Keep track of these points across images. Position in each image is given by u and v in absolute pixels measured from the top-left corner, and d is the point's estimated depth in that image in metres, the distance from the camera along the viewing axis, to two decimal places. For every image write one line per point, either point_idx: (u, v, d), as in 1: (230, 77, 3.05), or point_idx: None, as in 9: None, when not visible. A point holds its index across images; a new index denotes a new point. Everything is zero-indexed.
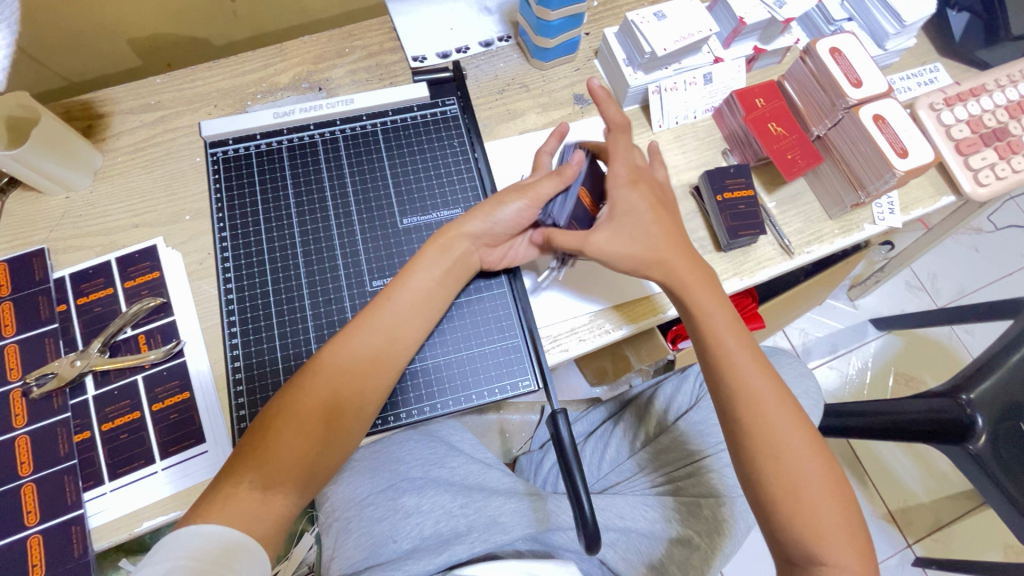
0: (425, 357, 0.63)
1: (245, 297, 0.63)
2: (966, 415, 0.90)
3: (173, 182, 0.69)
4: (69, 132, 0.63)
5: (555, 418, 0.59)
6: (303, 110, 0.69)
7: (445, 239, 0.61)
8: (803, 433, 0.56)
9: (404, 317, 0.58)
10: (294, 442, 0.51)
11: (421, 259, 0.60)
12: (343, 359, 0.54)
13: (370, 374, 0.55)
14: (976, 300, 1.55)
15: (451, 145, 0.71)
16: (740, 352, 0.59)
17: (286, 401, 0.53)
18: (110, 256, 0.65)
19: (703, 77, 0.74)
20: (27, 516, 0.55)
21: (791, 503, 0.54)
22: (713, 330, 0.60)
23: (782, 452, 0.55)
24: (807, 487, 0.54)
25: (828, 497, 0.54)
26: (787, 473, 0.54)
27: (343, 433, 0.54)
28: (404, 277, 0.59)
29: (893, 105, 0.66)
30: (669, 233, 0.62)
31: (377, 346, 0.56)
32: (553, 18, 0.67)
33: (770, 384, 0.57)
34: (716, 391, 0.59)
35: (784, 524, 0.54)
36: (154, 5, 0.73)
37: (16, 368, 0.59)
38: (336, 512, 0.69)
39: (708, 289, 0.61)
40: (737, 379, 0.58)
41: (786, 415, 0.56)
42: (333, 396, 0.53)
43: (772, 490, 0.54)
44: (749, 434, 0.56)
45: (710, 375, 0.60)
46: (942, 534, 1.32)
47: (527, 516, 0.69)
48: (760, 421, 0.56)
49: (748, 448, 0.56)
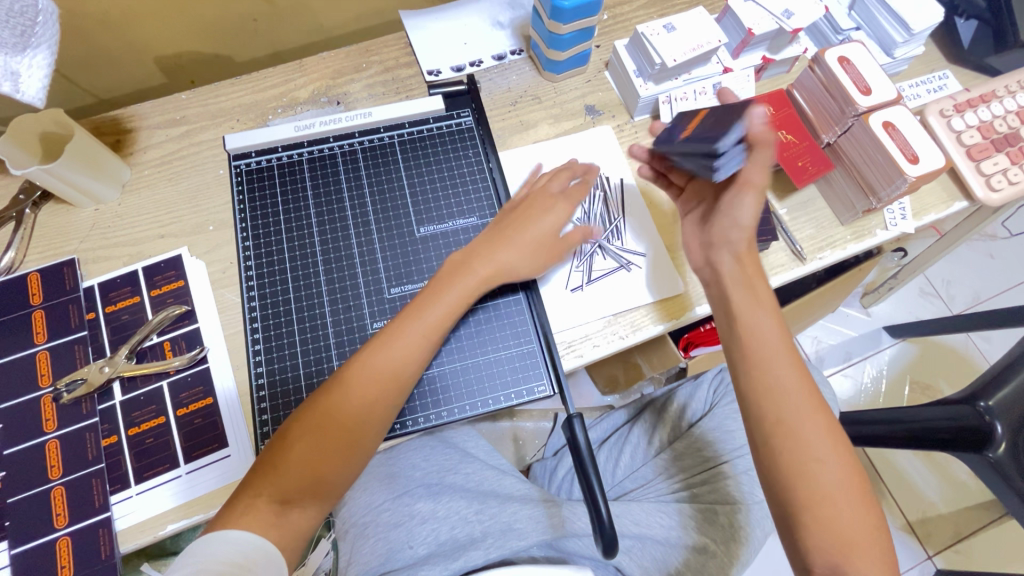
0: (440, 363, 0.63)
1: (267, 305, 0.65)
2: (985, 424, 0.90)
3: (197, 193, 0.71)
4: (99, 147, 0.66)
5: (571, 422, 0.58)
6: (323, 123, 0.71)
7: (484, 260, 0.62)
8: (835, 443, 0.53)
9: (430, 332, 0.58)
10: (313, 453, 0.52)
11: (448, 287, 0.60)
12: (365, 372, 0.55)
13: (392, 389, 0.56)
14: (992, 306, 1.53)
15: (467, 155, 0.73)
16: (778, 355, 0.56)
17: (307, 414, 0.54)
18: (137, 265, 0.67)
19: (712, 87, 0.75)
20: (56, 518, 0.57)
21: (820, 512, 0.51)
22: (748, 328, 0.57)
23: (814, 462, 0.52)
24: (835, 497, 0.52)
25: (857, 508, 0.52)
26: (816, 482, 0.52)
27: (361, 445, 0.55)
28: (439, 293, 0.60)
29: (903, 111, 0.66)
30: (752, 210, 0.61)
31: (400, 361, 0.56)
32: (564, 31, 0.69)
33: (804, 392, 0.54)
34: (750, 393, 0.56)
35: (807, 534, 0.51)
36: (180, 24, 0.76)
37: (47, 374, 0.61)
38: (354, 517, 0.71)
39: (750, 292, 0.59)
40: (773, 385, 0.55)
41: (822, 427, 0.53)
42: (353, 409, 0.54)
43: (799, 499, 0.52)
44: (782, 447, 0.53)
45: (740, 377, 0.57)
46: (964, 546, 1.30)
47: (542, 522, 0.70)
48: (789, 428, 0.53)
49: (779, 456, 0.53)
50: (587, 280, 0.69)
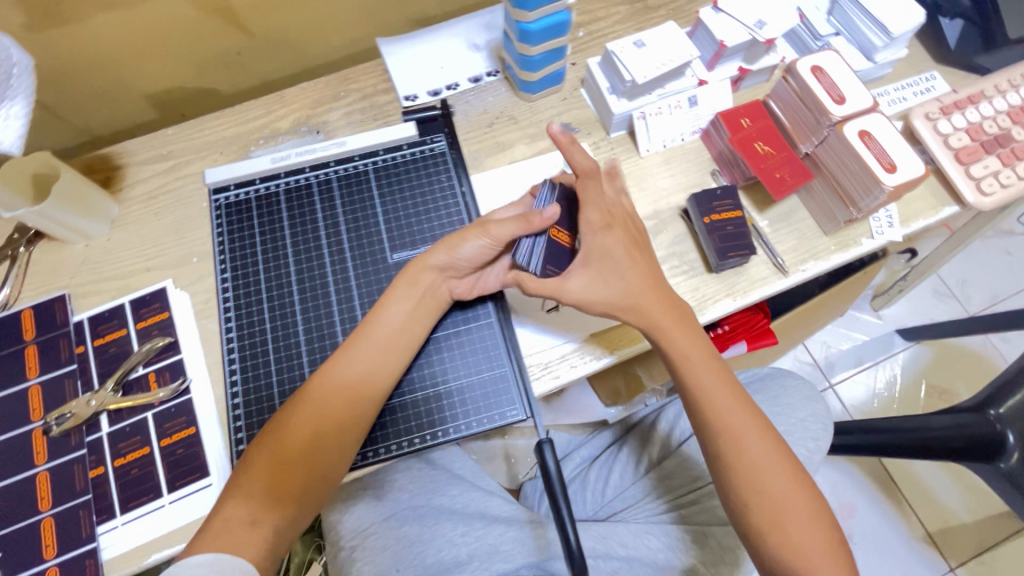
0: (404, 392, 0.64)
1: (244, 335, 0.66)
2: (996, 432, 0.87)
3: (182, 226, 0.73)
4: (86, 185, 0.68)
5: (542, 448, 0.58)
6: (299, 154, 0.73)
7: (413, 271, 0.63)
8: (786, 466, 0.58)
9: (379, 353, 0.60)
10: (275, 487, 0.53)
11: (392, 297, 0.62)
12: (318, 398, 0.57)
13: (342, 412, 0.57)
14: (1011, 306, 1.48)
15: (440, 180, 0.74)
16: (717, 390, 0.60)
17: (262, 446, 0.55)
18: (124, 298, 0.69)
19: (688, 101, 0.74)
20: (45, 549, 0.58)
21: (776, 532, 0.56)
22: (691, 367, 0.61)
23: (766, 486, 0.57)
24: (789, 515, 0.57)
25: (809, 521, 0.57)
26: (769, 505, 0.57)
27: (321, 472, 0.56)
28: (379, 311, 0.61)
29: (880, 119, 0.65)
30: (610, 286, 0.61)
31: (352, 383, 0.58)
32: (534, 52, 0.70)
33: (751, 417, 0.60)
34: (698, 426, 0.61)
35: (768, 548, 0.57)
36: (166, 60, 0.79)
37: (38, 408, 0.63)
38: (341, 541, 0.73)
39: (682, 323, 0.62)
40: (721, 416, 0.59)
41: (767, 446, 0.59)
42: (310, 433, 0.55)
43: (756, 520, 0.57)
44: (737, 471, 0.58)
45: (690, 411, 0.62)
46: (988, 557, 1.25)
47: (528, 544, 0.70)
48: (742, 457, 0.58)
49: (734, 483, 0.58)
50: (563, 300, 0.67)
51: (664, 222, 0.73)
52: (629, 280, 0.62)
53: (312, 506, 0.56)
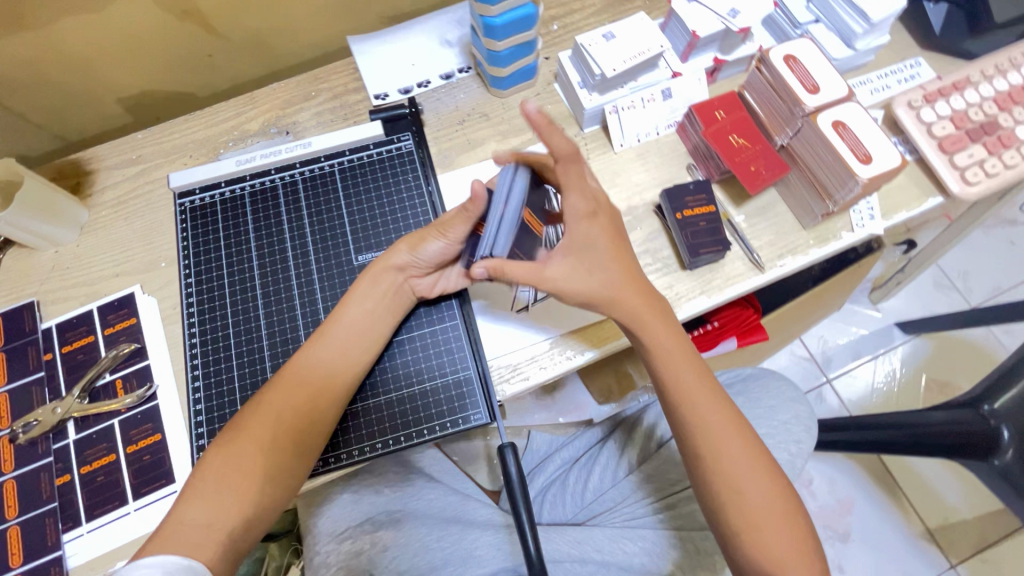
0: (367, 398, 0.63)
1: (208, 340, 0.65)
2: (990, 428, 0.84)
3: (150, 231, 0.73)
4: (53, 191, 0.68)
5: (503, 452, 0.57)
6: (263, 156, 0.72)
7: (374, 272, 0.62)
8: (762, 468, 0.57)
9: (340, 357, 0.59)
10: (230, 493, 0.52)
11: (351, 298, 0.61)
12: (275, 403, 0.56)
13: (300, 417, 0.56)
14: (1014, 297, 1.44)
15: (406, 179, 0.73)
16: (696, 389, 0.59)
17: (217, 452, 0.54)
18: (92, 305, 0.69)
19: (661, 93, 0.72)
20: (12, 557, 0.58)
21: (752, 535, 0.55)
22: (670, 365, 0.60)
23: (741, 487, 0.56)
24: (765, 518, 0.55)
25: (783, 524, 0.55)
26: (745, 507, 0.55)
27: (277, 477, 0.55)
28: (339, 313, 0.61)
29: (855, 109, 0.63)
30: (591, 276, 0.59)
31: (309, 387, 0.57)
32: (501, 47, 0.69)
33: (726, 418, 0.58)
34: (677, 428, 0.60)
35: (743, 551, 0.55)
36: (135, 64, 0.78)
37: (6, 416, 0.63)
38: (317, 545, 0.71)
39: (661, 318, 0.60)
40: (697, 416, 0.58)
41: (743, 446, 0.57)
42: (268, 438, 0.55)
43: (733, 522, 0.56)
44: (711, 471, 0.57)
45: (670, 411, 0.60)
46: (990, 554, 1.22)
47: (503, 549, 0.70)
48: (716, 458, 0.57)
49: (711, 484, 0.57)
50: (534, 298, 0.66)
51: (638, 219, 0.71)
52: (600, 276, 0.59)
53: (270, 512, 0.55)
